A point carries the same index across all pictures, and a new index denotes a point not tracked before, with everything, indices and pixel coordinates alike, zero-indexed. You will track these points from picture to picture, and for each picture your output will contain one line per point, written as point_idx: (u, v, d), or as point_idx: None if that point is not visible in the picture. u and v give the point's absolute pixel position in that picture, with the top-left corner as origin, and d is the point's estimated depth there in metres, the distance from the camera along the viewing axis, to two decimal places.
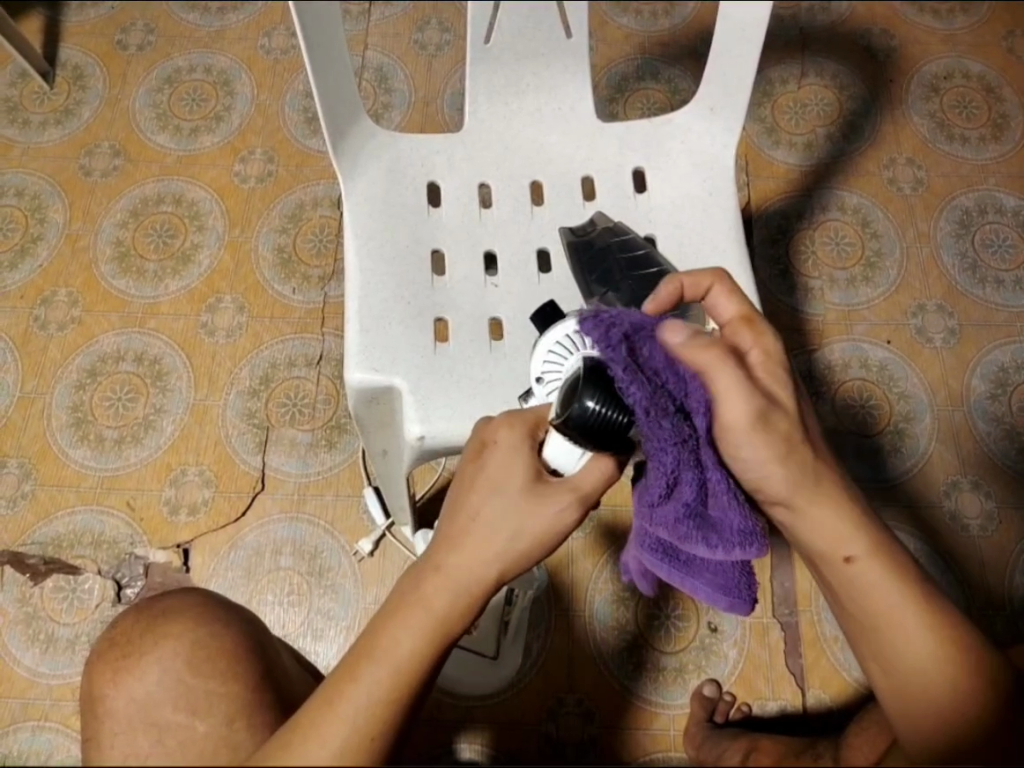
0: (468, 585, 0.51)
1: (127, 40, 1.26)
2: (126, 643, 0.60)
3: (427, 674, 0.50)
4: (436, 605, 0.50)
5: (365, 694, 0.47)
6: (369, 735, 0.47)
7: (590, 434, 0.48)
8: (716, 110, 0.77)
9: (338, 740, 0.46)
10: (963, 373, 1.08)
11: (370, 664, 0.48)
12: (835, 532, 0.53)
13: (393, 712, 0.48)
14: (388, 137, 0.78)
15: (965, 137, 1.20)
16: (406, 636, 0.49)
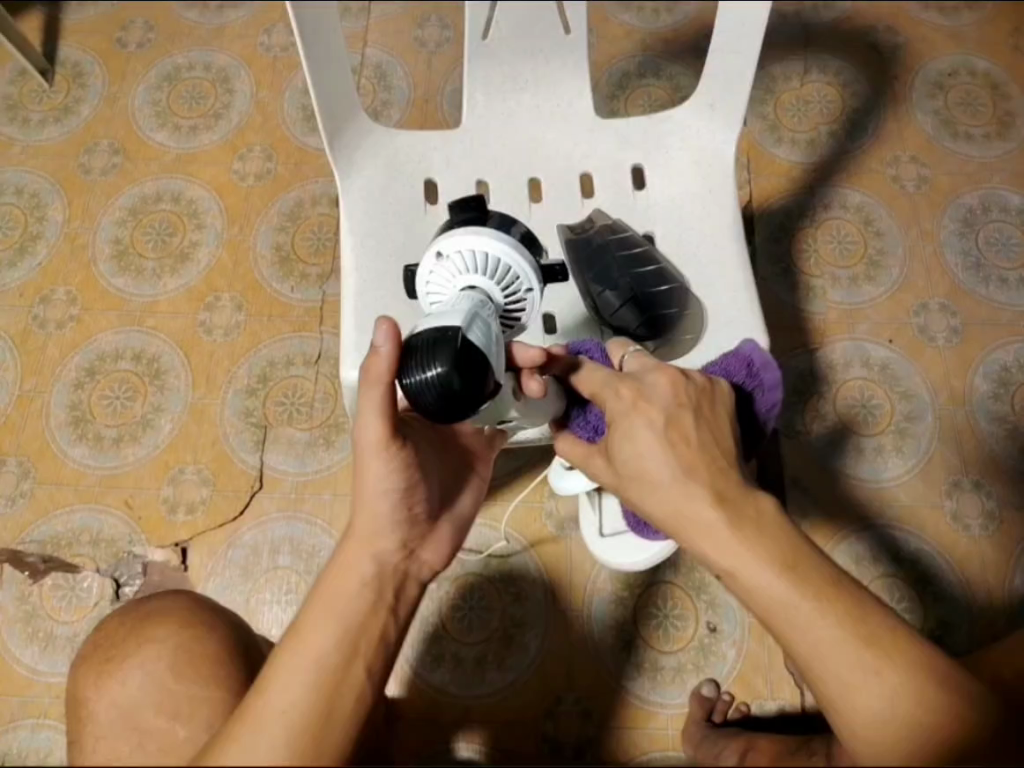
0: (377, 553, 0.54)
1: (127, 38, 1.26)
2: (111, 648, 0.63)
3: (343, 646, 0.50)
4: (340, 587, 0.52)
5: (288, 682, 0.48)
6: (285, 708, 0.47)
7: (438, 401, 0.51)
8: (716, 106, 0.76)
9: (259, 719, 0.46)
10: (966, 372, 1.07)
11: (291, 646, 0.50)
12: (716, 538, 0.54)
13: (308, 684, 0.48)
14: (385, 134, 0.77)
15: (970, 134, 1.19)
16: (320, 620, 0.51)
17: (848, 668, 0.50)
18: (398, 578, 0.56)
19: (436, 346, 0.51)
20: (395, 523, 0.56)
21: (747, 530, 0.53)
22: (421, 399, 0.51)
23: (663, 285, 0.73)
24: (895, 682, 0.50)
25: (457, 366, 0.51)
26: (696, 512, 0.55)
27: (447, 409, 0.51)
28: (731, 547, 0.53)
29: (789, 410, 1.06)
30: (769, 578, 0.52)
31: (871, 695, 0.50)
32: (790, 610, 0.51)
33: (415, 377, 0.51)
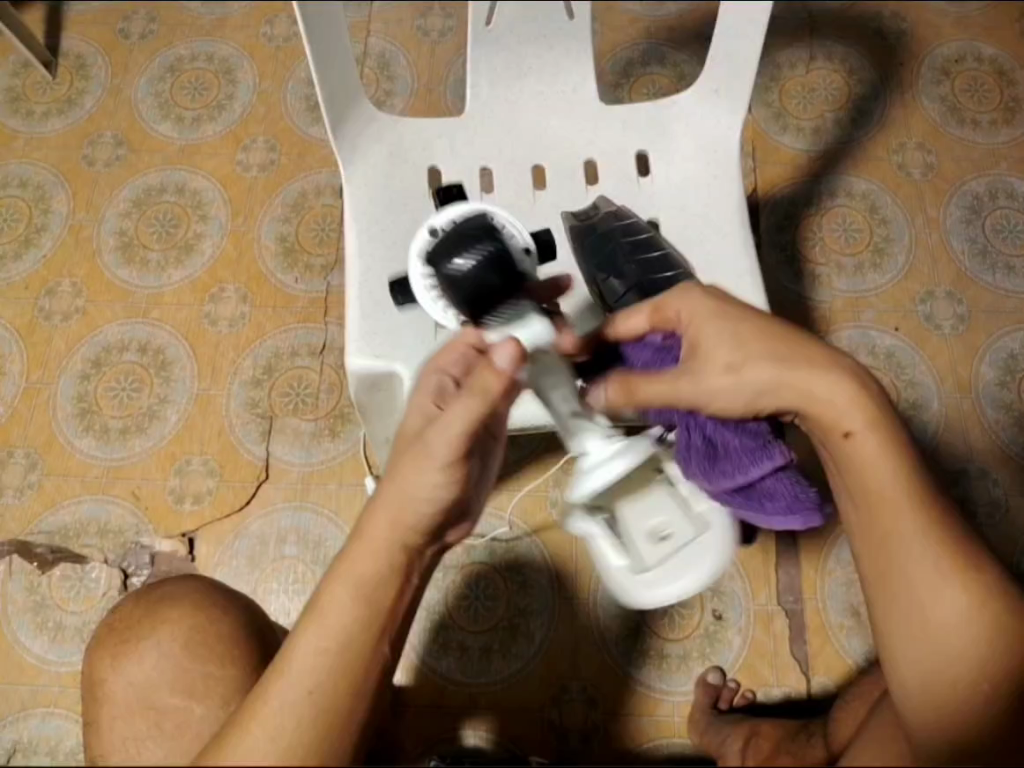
0: (405, 541, 0.52)
1: (129, 29, 1.26)
2: (123, 629, 0.66)
3: (365, 628, 0.50)
4: (367, 569, 0.51)
5: (312, 660, 0.49)
6: (309, 685, 0.48)
7: (473, 297, 0.57)
8: (720, 92, 0.76)
9: (284, 696, 0.48)
10: (972, 360, 1.07)
11: (314, 628, 0.50)
12: (839, 415, 0.56)
13: (331, 663, 0.49)
14: (388, 120, 0.77)
15: (976, 120, 1.18)
16: (343, 602, 0.50)
17: (928, 593, 0.54)
18: (419, 561, 0.54)
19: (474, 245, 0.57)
20: (434, 519, 0.53)
21: (878, 429, 0.55)
22: (458, 291, 0.57)
23: (670, 271, 0.72)
24: (964, 618, 0.54)
25: (493, 261, 0.57)
26: (813, 396, 0.56)
27: (480, 305, 0.57)
28: (855, 424, 0.55)
29: None
30: (880, 464, 0.55)
31: (938, 623, 0.54)
32: (890, 497, 0.55)
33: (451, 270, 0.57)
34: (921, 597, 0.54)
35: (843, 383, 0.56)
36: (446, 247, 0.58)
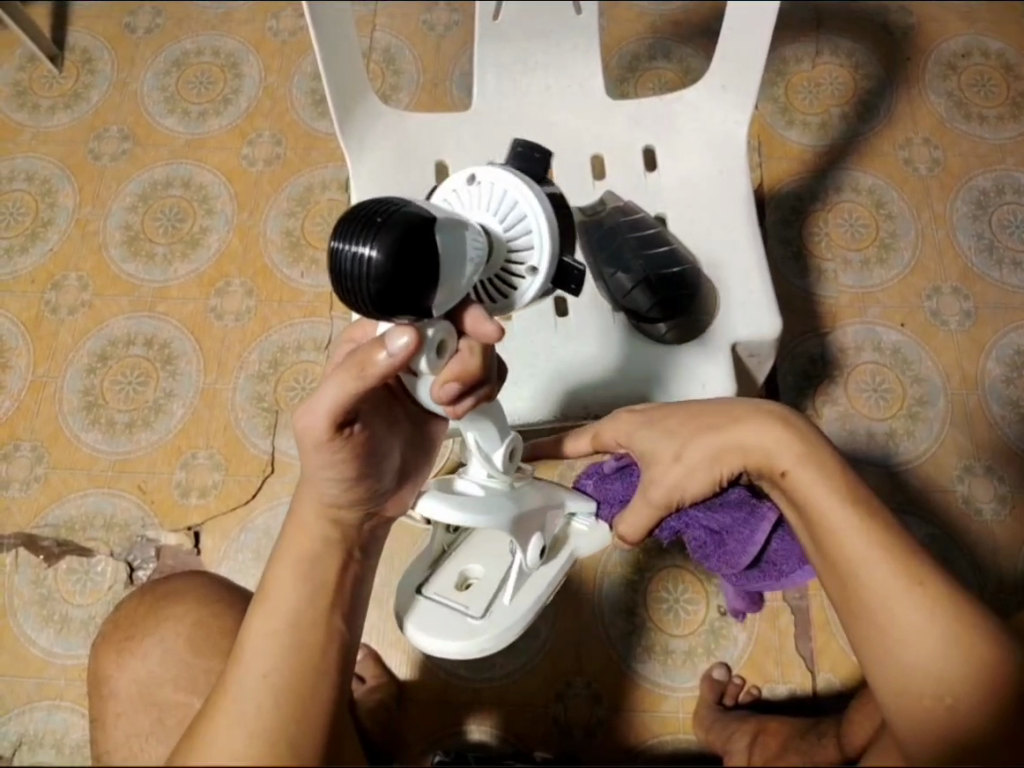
0: (335, 516, 0.56)
1: (135, 23, 1.26)
2: (129, 627, 0.67)
3: (311, 607, 0.52)
4: (306, 551, 0.54)
5: (263, 649, 0.49)
6: (264, 671, 0.47)
7: (376, 294, 0.42)
8: (727, 86, 0.76)
9: (245, 681, 0.47)
10: (978, 356, 1.07)
11: (260, 616, 0.51)
12: (770, 451, 0.57)
13: (287, 646, 0.49)
14: (395, 116, 0.77)
15: (982, 116, 1.18)
16: (285, 583, 0.52)
17: (891, 595, 0.50)
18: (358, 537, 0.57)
19: (382, 223, 0.43)
20: (355, 495, 0.56)
21: (815, 465, 0.56)
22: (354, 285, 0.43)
23: (675, 267, 0.74)
24: (935, 618, 0.48)
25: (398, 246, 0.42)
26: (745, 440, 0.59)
27: (375, 298, 0.43)
28: (788, 463, 0.56)
29: (799, 394, 1.06)
30: (823, 496, 0.54)
31: (908, 627, 0.48)
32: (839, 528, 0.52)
33: (345, 251, 0.43)
34: (882, 600, 0.50)
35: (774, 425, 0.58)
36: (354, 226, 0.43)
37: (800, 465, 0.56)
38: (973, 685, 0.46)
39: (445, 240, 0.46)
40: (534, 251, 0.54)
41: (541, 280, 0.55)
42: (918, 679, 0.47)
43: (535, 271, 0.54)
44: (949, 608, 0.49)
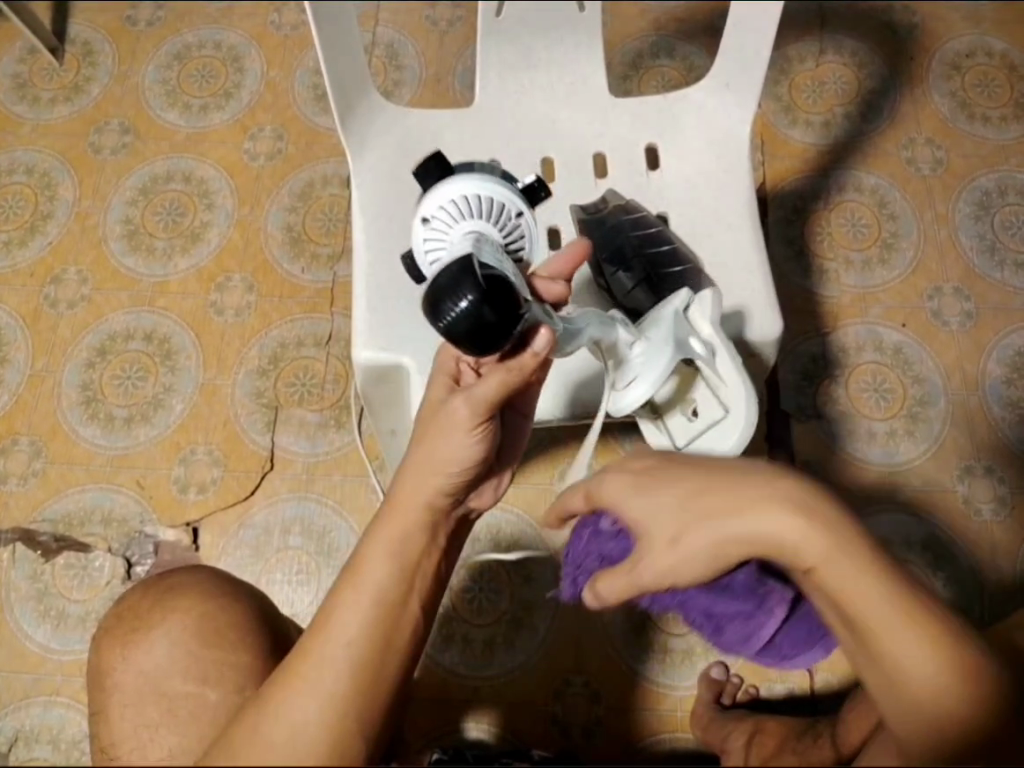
0: (433, 504, 0.55)
1: (136, 16, 1.25)
2: (133, 617, 0.66)
3: (403, 589, 0.52)
4: (399, 529, 0.53)
5: (348, 619, 0.50)
6: (350, 640, 0.49)
7: (471, 333, 0.49)
8: (732, 85, 0.75)
9: (335, 659, 0.48)
10: (979, 357, 1.06)
11: (355, 587, 0.51)
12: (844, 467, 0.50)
13: (373, 624, 0.50)
14: (397, 112, 0.77)
15: (986, 116, 1.18)
16: (378, 559, 0.52)
17: (889, 631, 0.48)
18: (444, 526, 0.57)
19: (454, 278, 0.49)
20: (459, 485, 0.57)
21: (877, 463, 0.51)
22: (453, 333, 0.49)
23: (678, 266, 0.71)
24: (927, 643, 0.48)
25: (490, 292, 0.48)
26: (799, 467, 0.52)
27: (482, 341, 0.49)
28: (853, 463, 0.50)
29: (800, 394, 1.06)
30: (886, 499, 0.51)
31: (909, 657, 0.48)
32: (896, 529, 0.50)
33: (448, 311, 0.48)
34: (881, 632, 0.48)
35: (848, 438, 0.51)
36: (449, 290, 0.48)
37: (759, 511, 0.51)
38: (968, 703, 0.47)
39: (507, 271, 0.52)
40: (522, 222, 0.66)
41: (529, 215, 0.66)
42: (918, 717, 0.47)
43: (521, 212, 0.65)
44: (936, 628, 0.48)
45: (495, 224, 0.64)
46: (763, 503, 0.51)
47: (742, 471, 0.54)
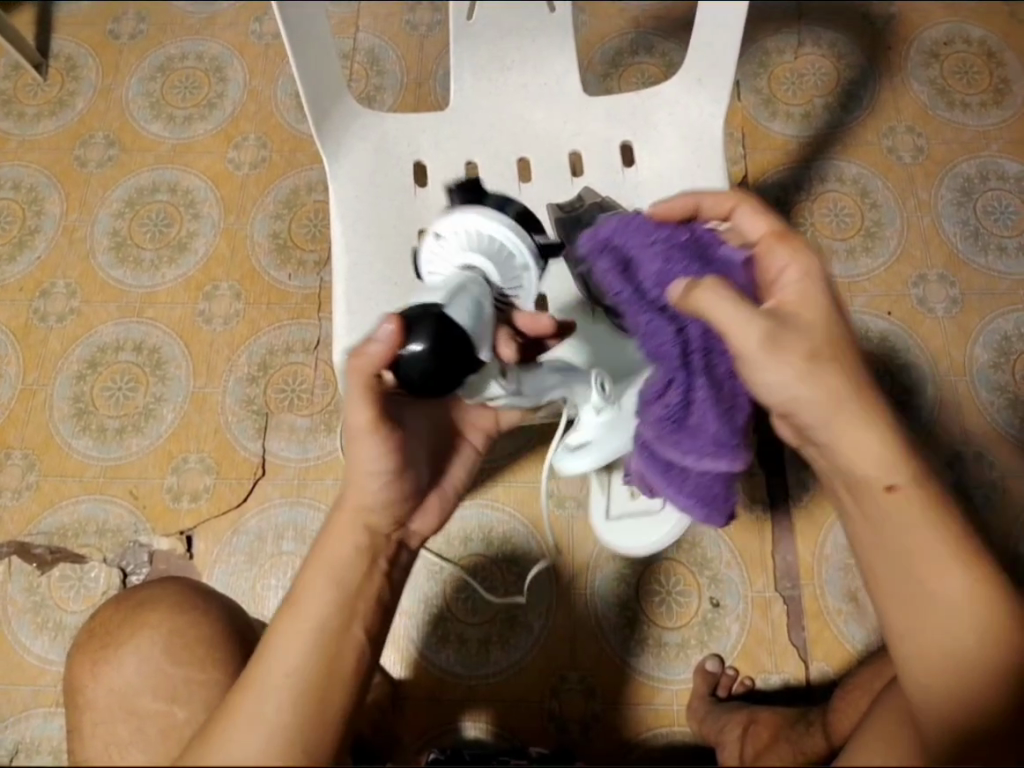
0: (368, 522, 0.61)
1: (118, 29, 1.26)
2: (105, 634, 0.67)
3: (341, 612, 0.56)
4: (336, 556, 0.58)
5: (291, 646, 0.54)
6: (287, 670, 0.53)
7: (425, 375, 0.56)
8: (704, 81, 0.76)
9: (277, 691, 0.52)
10: (966, 343, 1.07)
11: (291, 616, 0.56)
12: (875, 464, 0.57)
13: (312, 651, 0.54)
14: (371, 117, 0.77)
15: (965, 103, 1.18)
16: (319, 588, 0.57)
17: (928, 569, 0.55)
18: (385, 545, 0.62)
19: (418, 322, 0.56)
20: (388, 498, 0.61)
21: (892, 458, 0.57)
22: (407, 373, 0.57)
23: None
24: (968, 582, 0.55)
25: (436, 339, 0.56)
26: (852, 447, 0.57)
27: (432, 382, 0.57)
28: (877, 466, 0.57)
29: None
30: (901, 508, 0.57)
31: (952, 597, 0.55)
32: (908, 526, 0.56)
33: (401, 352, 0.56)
34: (927, 574, 0.55)
35: (870, 423, 0.57)
36: (405, 324, 0.56)
37: (850, 438, 0.57)
38: (979, 683, 0.53)
39: (465, 316, 0.58)
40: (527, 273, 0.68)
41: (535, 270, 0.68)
42: (948, 656, 0.54)
43: (527, 266, 0.68)
44: (975, 563, 0.56)
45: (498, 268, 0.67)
46: (853, 424, 0.57)
47: (834, 369, 0.57)
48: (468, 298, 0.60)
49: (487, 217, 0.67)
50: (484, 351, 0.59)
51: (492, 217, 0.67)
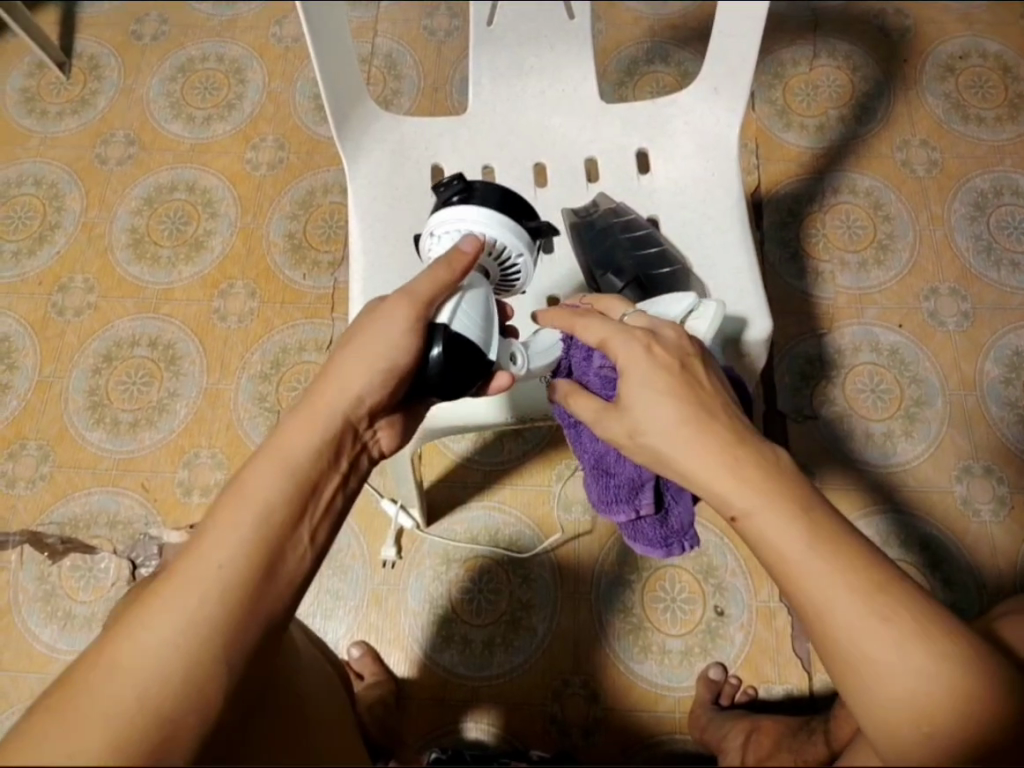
0: (350, 413, 0.50)
1: (142, 31, 1.28)
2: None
3: (297, 512, 0.45)
4: (298, 445, 0.47)
5: (228, 535, 0.42)
6: (227, 563, 0.41)
7: (445, 375, 0.54)
8: (719, 90, 0.77)
9: (213, 584, 0.40)
10: (977, 357, 1.07)
11: (241, 501, 0.44)
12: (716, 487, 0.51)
13: (258, 543, 0.43)
14: (391, 121, 0.79)
15: (981, 117, 1.18)
16: (265, 472, 0.45)
17: (864, 632, 0.45)
18: (351, 444, 0.51)
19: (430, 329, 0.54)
20: (377, 394, 0.51)
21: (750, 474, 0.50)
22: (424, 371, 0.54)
23: (666, 267, 0.73)
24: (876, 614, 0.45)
25: (456, 351, 0.54)
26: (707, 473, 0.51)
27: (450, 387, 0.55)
28: (738, 498, 0.50)
29: (797, 395, 1.06)
30: (774, 527, 0.48)
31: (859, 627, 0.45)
32: (793, 556, 0.47)
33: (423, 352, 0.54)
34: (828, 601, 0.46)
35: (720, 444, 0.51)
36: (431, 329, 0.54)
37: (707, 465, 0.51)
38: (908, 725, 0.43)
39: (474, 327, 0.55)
40: (523, 257, 0.63)
41: (531, 257, 0.64)
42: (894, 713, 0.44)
43: (522, 252, 0.63)
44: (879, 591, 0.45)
45: (494, 259, 0.63)
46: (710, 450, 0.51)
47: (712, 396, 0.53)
48: (471, 303, 0.56)
49: (463, 208, 0.61)
50: (490, 353, 0.57)
51: (473, 207, 0.61)
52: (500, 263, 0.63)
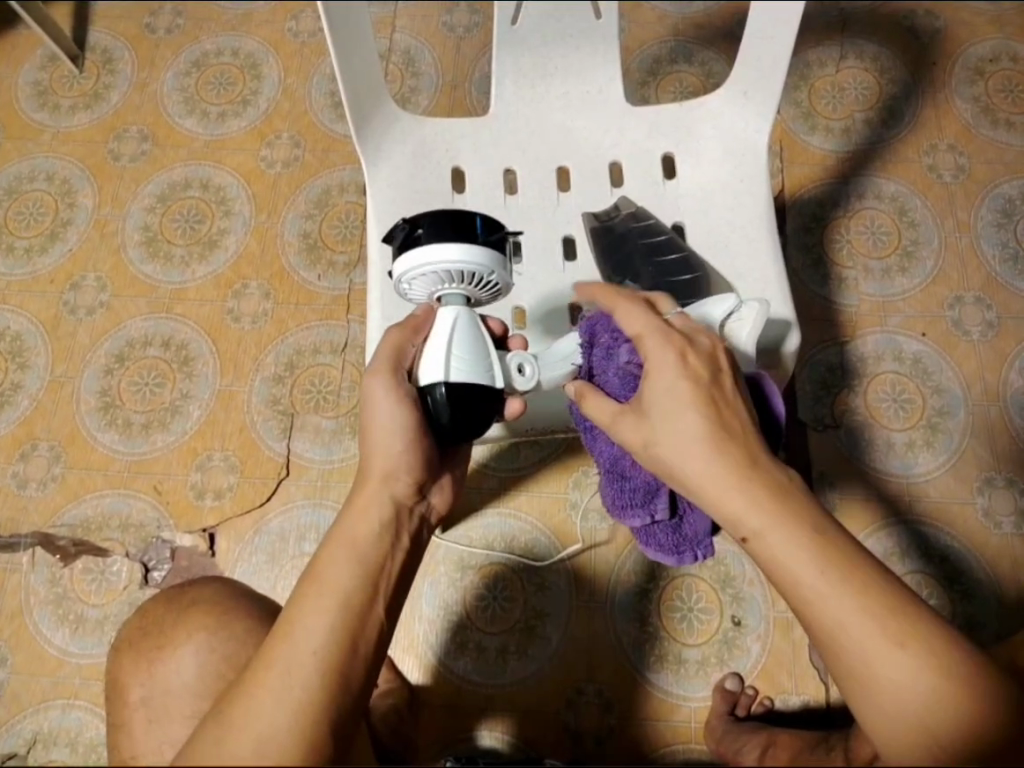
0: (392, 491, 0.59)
1: (155, 24, 1.26)
2: (159, 634, 0.67)
3: (370, 594, 0.53)
4: (361, 532, 0.56)
5: (313, 621, 0.50)
6: (315, 647, 0.49)
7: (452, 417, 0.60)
8: (749, 94, 0.75)
9: (303, 671, 0.48)
10: (1001, 367, 1.05)
11: (318, 589, 0.52)
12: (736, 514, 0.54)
13: (336, 627, 0.51)
14: (411, 121, 0.77)
15: (1010, 122, 1.16)
16: (340, 561, 0.54)
17: (878, 653, 0.49)
18: (407, 522, 0.60)
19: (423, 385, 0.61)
20: (410, 466, 0.60)
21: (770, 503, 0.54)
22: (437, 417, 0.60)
23: (687, 274, 0.72)
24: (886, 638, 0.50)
25: (451, 394, 0.59)
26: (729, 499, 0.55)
27: (461, 427, 0.60)
28: (755, 521, 0.53)
29: (817, 402, 1.05)
30: (793, 554, 0.52)
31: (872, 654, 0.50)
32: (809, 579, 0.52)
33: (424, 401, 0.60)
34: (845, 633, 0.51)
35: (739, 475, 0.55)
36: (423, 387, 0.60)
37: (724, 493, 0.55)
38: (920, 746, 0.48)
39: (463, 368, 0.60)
40: (496, 270, 0.62)
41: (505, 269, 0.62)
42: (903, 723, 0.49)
43: (494, 271, 0.62)
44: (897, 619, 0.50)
45: (471, 282, 0.62)
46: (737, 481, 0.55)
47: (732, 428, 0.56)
48: (459, 349, 0.60)
49: (433, 245, 0.59)
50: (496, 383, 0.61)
51: (441, 248, 0.59)
52: (477, 282, 0.63)
